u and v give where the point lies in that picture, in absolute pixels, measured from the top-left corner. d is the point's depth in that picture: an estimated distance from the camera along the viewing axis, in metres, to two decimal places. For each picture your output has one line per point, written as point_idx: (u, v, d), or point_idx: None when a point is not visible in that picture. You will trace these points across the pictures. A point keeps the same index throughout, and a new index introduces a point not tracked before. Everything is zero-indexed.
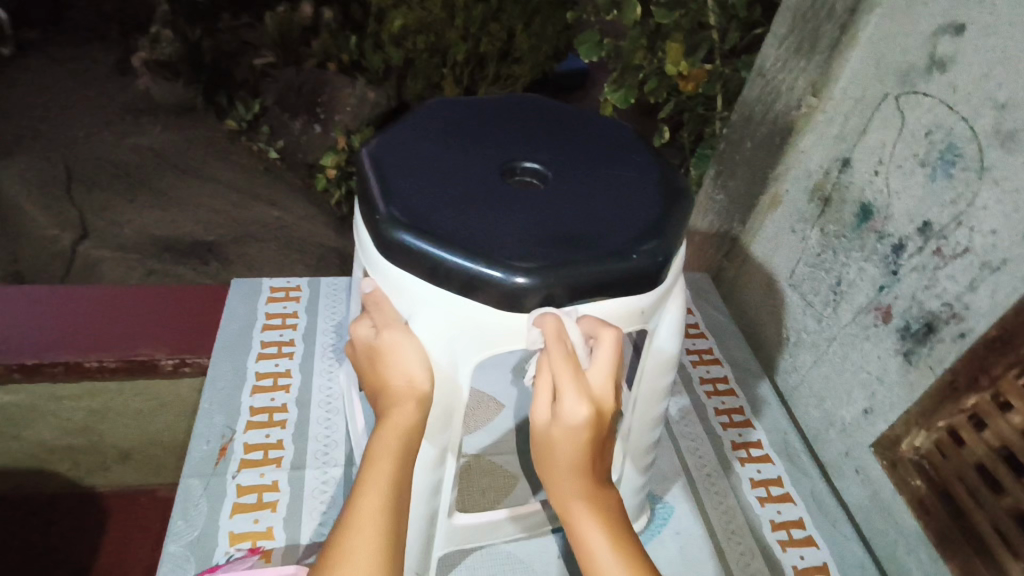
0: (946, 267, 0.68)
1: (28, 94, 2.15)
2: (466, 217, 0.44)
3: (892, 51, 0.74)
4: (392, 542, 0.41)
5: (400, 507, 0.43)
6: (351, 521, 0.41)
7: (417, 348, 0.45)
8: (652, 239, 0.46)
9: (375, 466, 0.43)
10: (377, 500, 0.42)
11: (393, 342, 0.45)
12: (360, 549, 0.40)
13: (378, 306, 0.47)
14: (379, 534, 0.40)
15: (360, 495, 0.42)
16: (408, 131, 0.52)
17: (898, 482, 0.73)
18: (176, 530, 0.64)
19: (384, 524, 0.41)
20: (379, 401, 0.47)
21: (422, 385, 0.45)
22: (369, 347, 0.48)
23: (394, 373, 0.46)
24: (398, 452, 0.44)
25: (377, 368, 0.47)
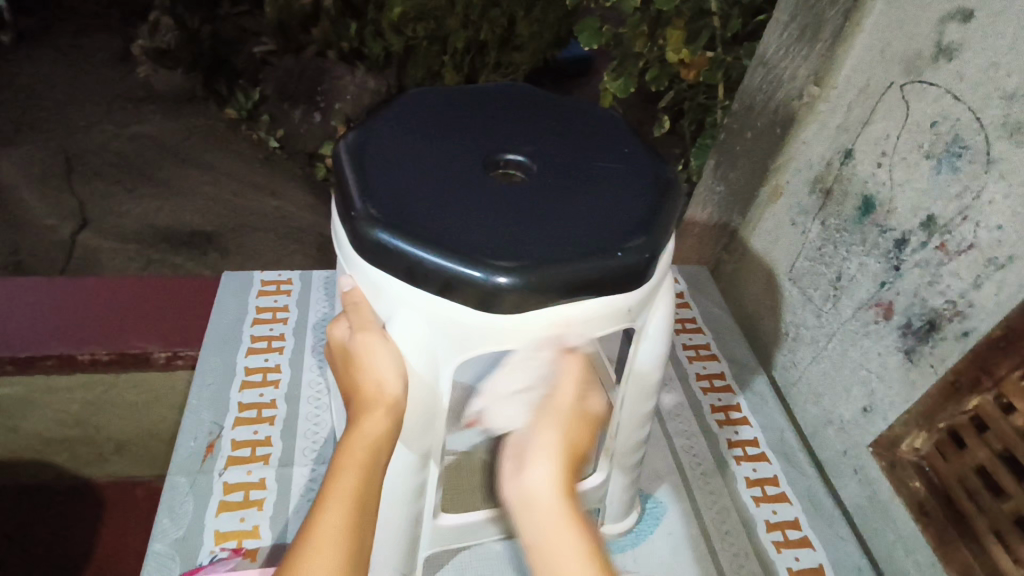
0: (950, 263, 0.66)
1: (28, 82, 2.14)
2: (445, 212, 0.43)
3: (897, 39, 0.71)
4: (350, 560, 0.40)
5: (364, 520, 0.42)
6: (309, 538, 0.40)
7: (393, 353, 0.44)
8: (638, 235, 0.44)
9: (339, 479, 0.42)
10: (339, 516, 0.41)
11: (367, 346, 0.45)
12: (319, 566, 0.39)
13: (355, 306, 0.46)
14: (338, 551, 0.40)
15: (323, 508, 0.41)
16: (388, 123, 0.50)
17: (898, 484, 0.72)
18: (161, 529, 0.64)
19: (346, 541, 0.40)
20: (351, 410, 0.46)
21: (394, 391, 0.44)
22: (346, 351, 0.47)
23: (366, 378, 0.45)
24: (365, 464, 0.43)
25: (352, 373, 0.46)
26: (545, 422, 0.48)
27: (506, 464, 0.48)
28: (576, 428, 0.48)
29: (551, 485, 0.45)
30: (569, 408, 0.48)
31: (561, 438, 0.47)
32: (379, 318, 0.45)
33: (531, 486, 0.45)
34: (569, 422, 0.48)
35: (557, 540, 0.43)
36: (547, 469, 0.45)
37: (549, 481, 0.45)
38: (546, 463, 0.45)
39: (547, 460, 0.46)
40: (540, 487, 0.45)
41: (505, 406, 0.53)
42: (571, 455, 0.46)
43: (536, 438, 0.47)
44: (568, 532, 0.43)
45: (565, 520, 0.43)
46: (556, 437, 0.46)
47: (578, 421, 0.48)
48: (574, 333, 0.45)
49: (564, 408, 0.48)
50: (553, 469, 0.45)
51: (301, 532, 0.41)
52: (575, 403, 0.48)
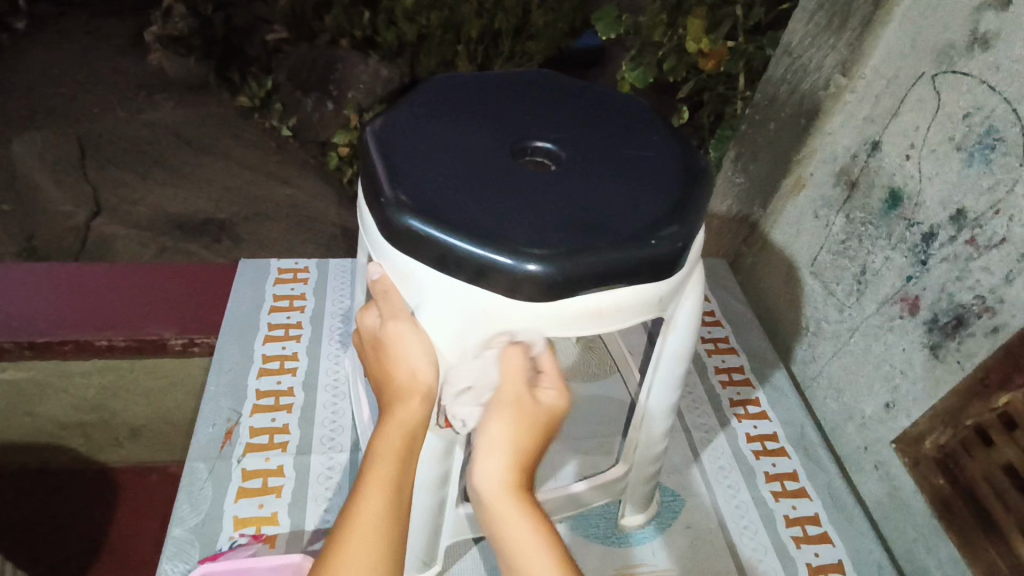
0: (980, 258, 0.65)
1: (41, 68, 2.14)
2: (476, 200, 0.42)
3: (930, 28, 0.70)
4: (392, 545, 0.40)
5: (401, 507, 0.42)
6: (350, 525, 0.40)
7: (423, 341, 0.44)
8: (669, 224, 0.43)
9: (377, 466, 0.42)
10: (378, 503, 0.41)
11: (397, 334, 0.44)
12: (362, 553, 0.39)
13: (385, 295, 0.45)
14: (379, 538, 0.40)
15: (361, 496, 0.41)
16: (414, 110, 0.49)
17: (921, 481, 0.71)
18: (180, 514, 0.64)
19: (386, 529, 0.40)
20: (382, 397, 0.45)
21: (428, 380, 0.44)
22: (375, 339, 0.46)
23: (398, 367, 0.44)
24: (401, 452, 0.43)
25: (381, 361, 0.45)
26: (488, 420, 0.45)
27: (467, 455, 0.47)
28: (528, 422, 0.45)
29: (498, 478, 0.44)
30: (517, 404, 0.45)
31: (510, 435, 0.45)
32: (407, 305, 0.44)
33: (481, 479, 0.45)
34: (516, 420, 0.44)
35: (513, 535, 0.43)
36: (493, 461, 0.44)
37: (495, 474, 0.44)
38: (487, 465, 0.45)
39: (493, 454, 0.45)
40: (490, 480, 0.45)
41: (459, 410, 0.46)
42: (518, 451, 0.44)
43: (483, 437, 0.45)
44: (522, 524, 0.43)
45: (514, 512, 0.44)
46: (499, 433, 0.44)
47: (527, 417, 0.45)
48: (606, 322, 0.44)
49: (509, 404, 0.45)
50: (498, 463, 0.44)
51: (341, 519, 0.41)
52: (527, 396, 0.45)
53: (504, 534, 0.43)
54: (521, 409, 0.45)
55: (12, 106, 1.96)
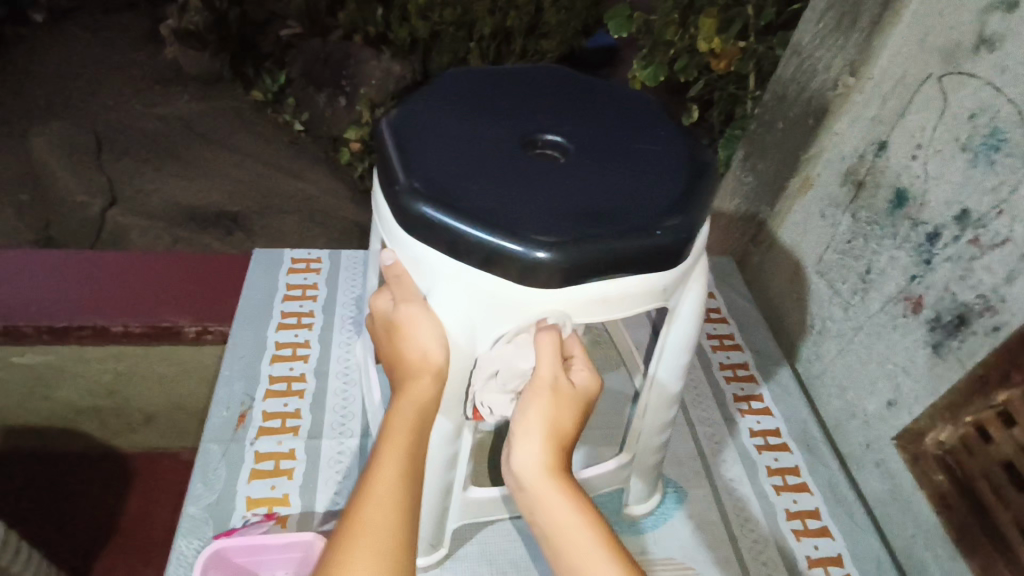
0: (983, 257, 0.66)
1: (60, 60, 2.18)
2: (487, 190, 0.43)
3: (938, 30, 0.71)
4: (407, 511, 0.41)
5: (415, 476, 0.43)
6: (367, 491, 0.41)
7: (434, 324, 0.44)
8: (672, 216, 0.44)
9: (391, 438, 0.43)
10: (394, 470, 0.42)
11: (409, 317, 0.45)
12: (379, 516, 0.40)
13: (397, 280, 0.46)
14: (396, 502, 0.41)
15: (378, 465, 0.42)
16: (429, 102, 0.51)
17: (921, 476, 0.71)
18: (195, 493, 0.66)
19: (403, 494, 0.42)
20: (394, 377, 0.47)
21: (439, 360, 0.45)
22: (387, 323, 0.47)
23: (409, 347, 0.45)
24: (414, 426, 0.44)
25: (393, 342, 0.47)
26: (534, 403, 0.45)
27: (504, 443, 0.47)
28: (567, 405, 0.45)
29: (541, 464, 0.44)
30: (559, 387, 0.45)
31: (548, 418, 0.44)
32: (419, 289, 0.45)
33: (524, 463, 0.44)
34: (556, 401, 0.44)
35: (562, 522, 0.43)
36: (537, 447, 0.44)
37: (539, 459, 0.44)
38: (529, 452, 0.44)
39: (538, 439, 0.44)
40: (531, 466, 0.44)
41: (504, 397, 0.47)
42: (557, 433, 0.44)
43: (522, 421, 0.45)
44: (569, 511, 0.43)
45: (563, 499, 0.43)
46: (539, 419, 0.44)
47: (566, 397, 0.45)
48: (613, 309, 0.45)
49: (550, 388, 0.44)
50: (540, 448, 0.44)
51: (357, 488, 0.42)
52: (564, 377, 0.45)
53: (553, 522, 0.43)
54: (562, 389, 0.45)
55: (30, 98, 1.99)
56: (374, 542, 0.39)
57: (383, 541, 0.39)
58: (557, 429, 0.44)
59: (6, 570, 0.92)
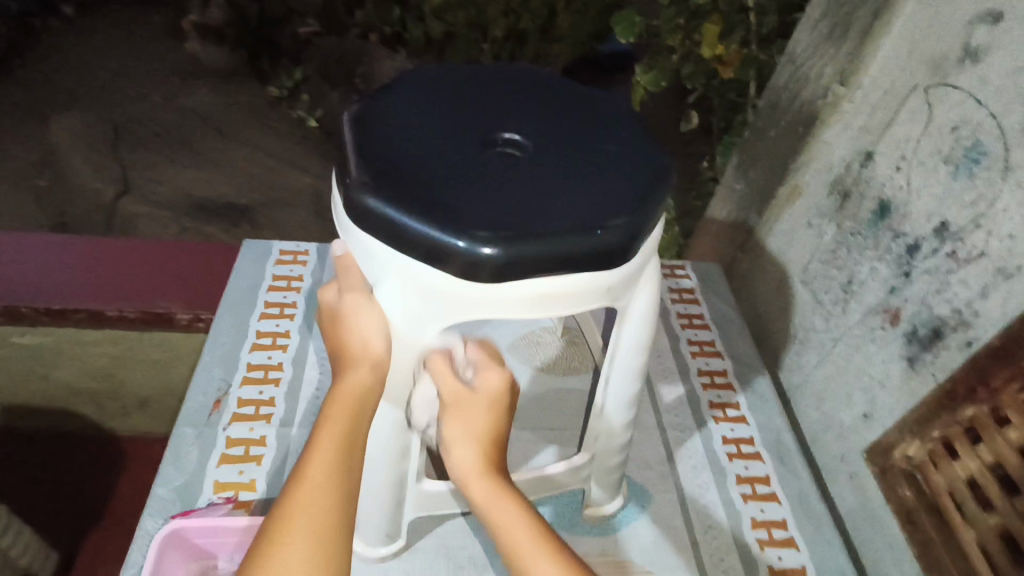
0: (959, 271, 0.65)
1: (84, 51, 2.23)
2: (438, 184, 0.43)
3: (926, 40, 0.70)
4: (342, 497, 0.42)
5: (351, 462, 0.44)
6: (302, 472, 0.42)
7: (379, 319, 0.45)
8: (620, 216, 0.44)
9: (328, 422, 0.44)
10: (329, 452, 0.43)
11: (354, 306, 0.45)
12: (311, 500, 0.41)
13: (345, 271, 0.46)
14: (330, 487, 0.42)
15: (314, 452, 0.43)
16: (393, 95, 0.51)
17: (888, 491, 0.70)
18: (165, 475, 0.67)
19: (338, 475, 0.43)
20: (336, 365, 0.47)
21: (379, 351, 0.45)
22: (331, 313, 0.47)
23: (352, 337, 0.46)
24: (352, 410, 0.45)
25: (337, 332, 0.47)
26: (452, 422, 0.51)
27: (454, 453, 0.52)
28: (484, 409, 0.50)
29: (470, 468, 0.49)
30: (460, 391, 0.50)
31: (471, 427, 0.49)
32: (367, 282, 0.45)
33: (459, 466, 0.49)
34: (471, 413, 0.50)
35: (496, 515, 0.47)
36: (462, 451, 0.49)
37: (470, 462, 0.49)
38: (463, 455, 0.49)
39: (462, 443, 0.49)
40: (464, 467, 0.49)
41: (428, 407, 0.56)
42: (486, 437, 0.49)
43: (451, 433, 0.50)
44: (501, 500, 0.47)
45: (496, 494, 0.48)
46: (462, 428, 0.49)
47: (477, 406, 0.50)
48: (557, 306, 0.45)
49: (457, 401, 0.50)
50: (468, 449, 0.49)
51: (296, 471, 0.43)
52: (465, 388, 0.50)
53: (486, 512, 0.47)
54: (468, 394, 0.50)
55: (53, 87, 2.04)
56: (307, 525, 0.40)
57: (316, 519, 0.40)
58: (482, 434, 0.49)
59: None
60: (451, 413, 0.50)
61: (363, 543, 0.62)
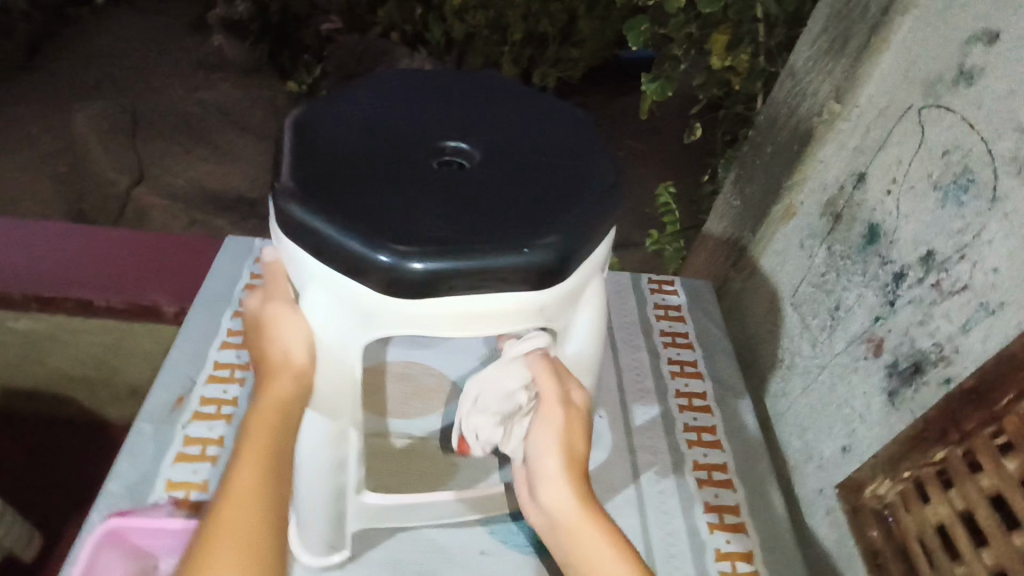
0: (942, 303, 0.62)
1: (110, 41, 2.28)
2: (368, 194, 0.42)
3: (922, 59, 0.67)
4: (272, 510, 0.41)
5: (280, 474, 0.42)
6: (226, 495, 0.40)
7: (301, 326, 0.45)
8: (556, 233, 0.42)
9: (252, 438, 0.43)
10: (253, 470, 0.41)
11: (276, 316, 0.46)
12: (239, 516, 0.39)
13: (273, 278, 0.48)
14: (258, 500, 0.40)
15: (238, 467, 0.42)
16: (343, 101, 0.50)
17: (857, 530, 0.67)
18: (119, 471, 0.67)
19: (263, 493, 0.41)
20: (258, 375, 0.46)
21: (301, 361, 0.45)
22: (255, 321, 0.48)
23: (274, 346, 0.46)
24: (274, 423, 0.44)
25: (260, 342, 0.47)
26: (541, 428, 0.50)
27: (520, 478, 0.52)
28: (578, 425, 0.51)
29: (568, 507, 0.48)
30: (561, 408, 0.50)
31: (564, 445, 0.50)
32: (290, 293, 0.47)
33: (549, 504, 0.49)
34: (564, 426, 0.50)
35: (592, 551, 0.47)
36: (558, 490, 0.49)
37: (568, 501, 0.49)
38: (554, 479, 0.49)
39: (557, 478, 0.49)
40: (557, 506, 0.49)
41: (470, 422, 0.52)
42: (576, 460, 0.50)
43: (542, 449, 0.50)
44: (594, 534, 0.47)
45: (589, 526, 0.48)
46: (554, 442, 0.50)
47: (569, 420, 0.50)
48: (489, 325, 0.43)
49: (552, 408, 0.50)
50: (563, 484, 0.49)
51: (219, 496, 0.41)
52: (564, 402, 0.50)
53: (580, 550, 0.47)
54: (563, 408, 0.50)
55: (77, 76, 2.08)
56: (236, 541, 0.38)
57: (247, 535, 0.39)
58: (574, 456, 0.50)
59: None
60: (547, 424, 0.50)
61: (307, 553, 0.61)
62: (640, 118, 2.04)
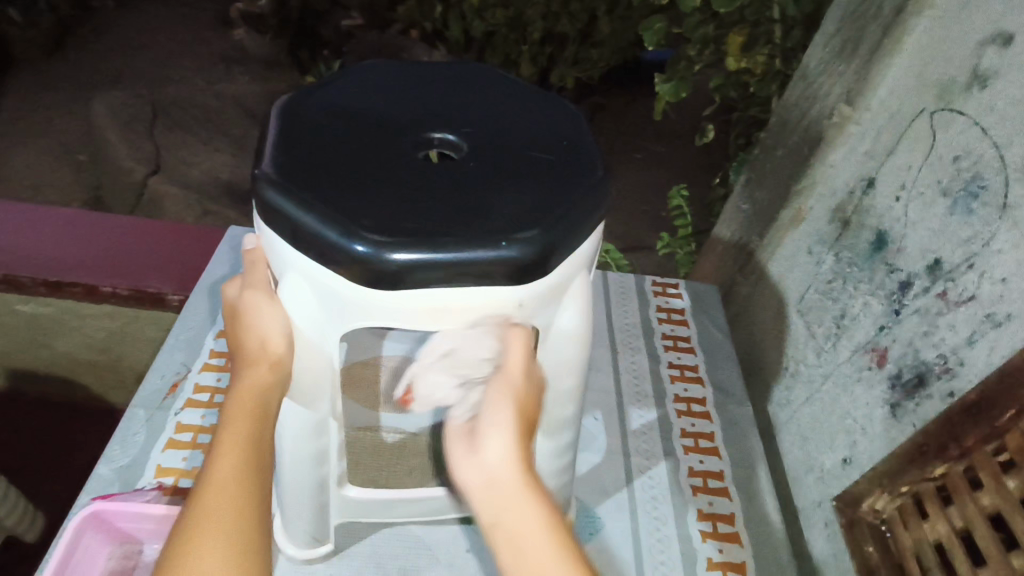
0: (948, 314, 0.60)
1: (134, 32, 2.30)
2: (350, 184, 0.41)
3: (935, 62, 0.65)
4: (254, 495, 0.40)
5: (261, 462, 0.42)
6: (203, 486, 0.39)
7: (277, 314, 0.45)
8: (538, 227, 0.41)
9: (230, 429, 0.42)
10: (231, 461, 0.41)
11: (254, 304, 0.46)
12: (219, 503, 0.38)
13: (252, 265, 0.48)
14: (239, 486, 0.40)
15: (215, 458, 0.41)
16: (334, 90, 0.49)
17: (853, 544, 0.65)
18: (109, 455, 0.67)
19: (241, 481, 0.40)
20: (235, 365, 0.47)
21: (278, 350, 0.45)
22: (234, 310, 0.48)
23: (250, 335, 0.46)
24: (253, 413, 0.43)
25: (239, 331, 0.47)
26: (500, 386, 0.42)
27: (454, 441, 0.41)
28: (528, 394, 0.43)
29: (512, 470, 0.38)
30: (523, 381, 0.43)
31: (516, 406, 0.41)
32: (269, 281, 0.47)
33: (490, 465, 0.38)
34: (519, 388, 0.42)
35: (525, 523, 0.36)
36: (504, 452, 0.38)
37: (519, 470, 0.38)
38: (498, 438, 0.39)
39: (508, 438, 0.39)
40: (497, 470, 0.38)
41: (427, 376, 0.47)
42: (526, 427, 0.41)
43: (494, 404, 0.41)
44: (532, 506, 0.37)
45: (524, 498, 0.37)
46: (509, 401, 0.41)
47: (526, 386, 0.43)
48: (467, 319, 0.42)
49: (512, 370, 0.43)
50: (511, 445, 0.39)
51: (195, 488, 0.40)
52: (525, 367, 0.43)
53: (513, 525, 0.36)
54: (522, 370, 0.43)
55: (100, 65, 2.11)
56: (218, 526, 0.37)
57: (230, 520, 0.38)
58: (523, 423, 0.41)
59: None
60: (503, 378, 0.42)
61: (291, 545, 0.61)
62: (657, 121, 2.03)
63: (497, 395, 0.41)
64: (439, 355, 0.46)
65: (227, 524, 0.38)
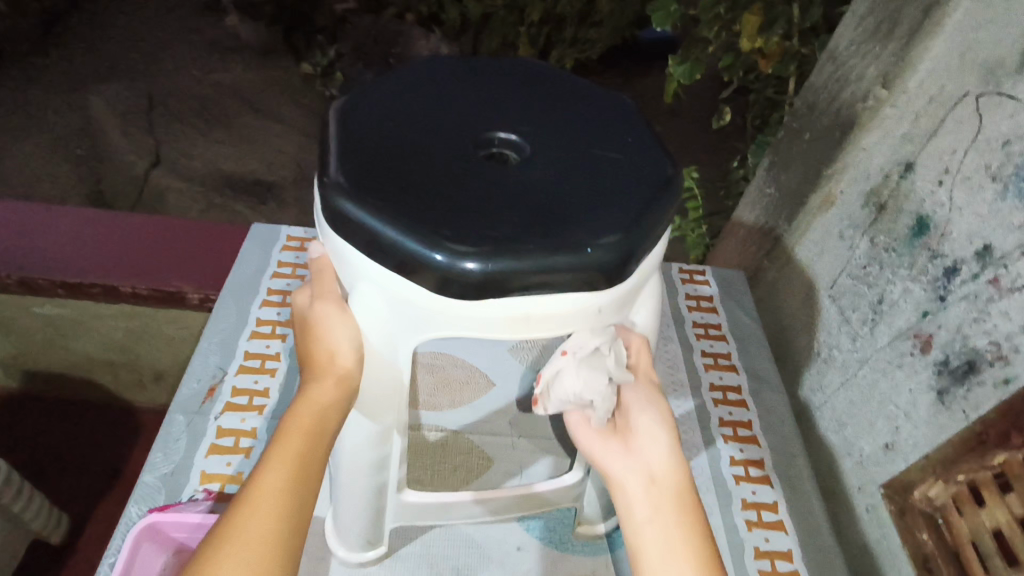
0: (1000, 301, 0.60)
1: (122, 21, 2.24)
2: (419, 189, 0.40)
3: (981, 44, 0.63)
4: (291, 519, 0.39)
5: (306, 483, 0.41)
6: (246, 497, 0.39)
7: (346, 328, 0.44)
8: (617, 232, 0.40)
9: (284, 442, 0.42)
10: (279, 473, 0.40)
11: (323, 315, 0.46)
12: (254, 522, 0.38)
13: (320, 274, 0.47)
14: (279, 506, 0.39)
15: (263, 470, 0.41)
16: (384, 90, 0.48)
17: (905, 531, 0.67)
18: (153, 462, 0.67)
19: (282, 501, 0.39)
20: (303, 375, 0.47)
21: (346, 363, 0.45)
22: (304, 318, 0.48)
23: (320, 346, 0.45)
24: (309, 429, 0.43)
25: (308, 341, 0.47)
26: (647, 397, 0.51)
27: (604, 442, 0.50)
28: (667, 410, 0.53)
29: (673, 469, 0.49)
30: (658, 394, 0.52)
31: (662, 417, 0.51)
32: (339, 291, 0.46)
33: (652, 464, 0.49)
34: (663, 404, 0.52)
35: (681, 512, 0.47)
36: (665, 456, 0.49)
37: (678, 472, 0.49)
38: (656, 441, 0.50)
39: (668, 445, 0.50)
40: (662, 467, 0.49)
41: (581, 371, 0.48)
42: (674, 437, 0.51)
43: (648, 414, 0.51)
44: (685, 500, 0.48)
45: (680, 491, 0.48)
46: (659, 413, 0.51)
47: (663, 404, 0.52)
48: (541, 327, 0.42)
49: (648, 384, 0.52)
50: (670, 449, 0.49)
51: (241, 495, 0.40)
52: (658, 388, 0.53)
53: (667, 509, 0.47)
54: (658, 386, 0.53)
55: (91, 56, 2.05)
56: (249, 547, 0.37)
57: (261, 543, 0.37)
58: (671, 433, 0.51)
59: (19, 515, 0.97)
60: (648, 392, 0.52)
61: (343, 547, 0.61)
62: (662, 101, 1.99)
63: (643, 406, 0.51)
64: (587, 351, 0.47)
65: (261, 539, 0.37)
